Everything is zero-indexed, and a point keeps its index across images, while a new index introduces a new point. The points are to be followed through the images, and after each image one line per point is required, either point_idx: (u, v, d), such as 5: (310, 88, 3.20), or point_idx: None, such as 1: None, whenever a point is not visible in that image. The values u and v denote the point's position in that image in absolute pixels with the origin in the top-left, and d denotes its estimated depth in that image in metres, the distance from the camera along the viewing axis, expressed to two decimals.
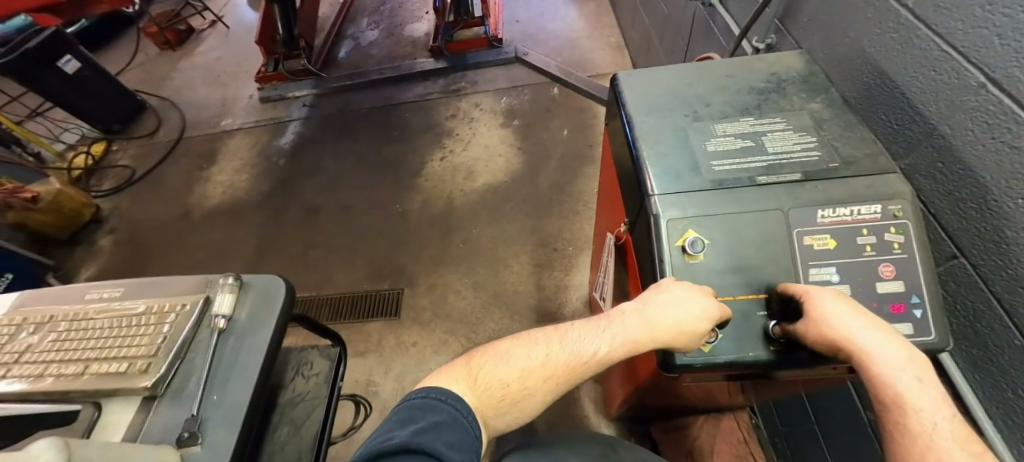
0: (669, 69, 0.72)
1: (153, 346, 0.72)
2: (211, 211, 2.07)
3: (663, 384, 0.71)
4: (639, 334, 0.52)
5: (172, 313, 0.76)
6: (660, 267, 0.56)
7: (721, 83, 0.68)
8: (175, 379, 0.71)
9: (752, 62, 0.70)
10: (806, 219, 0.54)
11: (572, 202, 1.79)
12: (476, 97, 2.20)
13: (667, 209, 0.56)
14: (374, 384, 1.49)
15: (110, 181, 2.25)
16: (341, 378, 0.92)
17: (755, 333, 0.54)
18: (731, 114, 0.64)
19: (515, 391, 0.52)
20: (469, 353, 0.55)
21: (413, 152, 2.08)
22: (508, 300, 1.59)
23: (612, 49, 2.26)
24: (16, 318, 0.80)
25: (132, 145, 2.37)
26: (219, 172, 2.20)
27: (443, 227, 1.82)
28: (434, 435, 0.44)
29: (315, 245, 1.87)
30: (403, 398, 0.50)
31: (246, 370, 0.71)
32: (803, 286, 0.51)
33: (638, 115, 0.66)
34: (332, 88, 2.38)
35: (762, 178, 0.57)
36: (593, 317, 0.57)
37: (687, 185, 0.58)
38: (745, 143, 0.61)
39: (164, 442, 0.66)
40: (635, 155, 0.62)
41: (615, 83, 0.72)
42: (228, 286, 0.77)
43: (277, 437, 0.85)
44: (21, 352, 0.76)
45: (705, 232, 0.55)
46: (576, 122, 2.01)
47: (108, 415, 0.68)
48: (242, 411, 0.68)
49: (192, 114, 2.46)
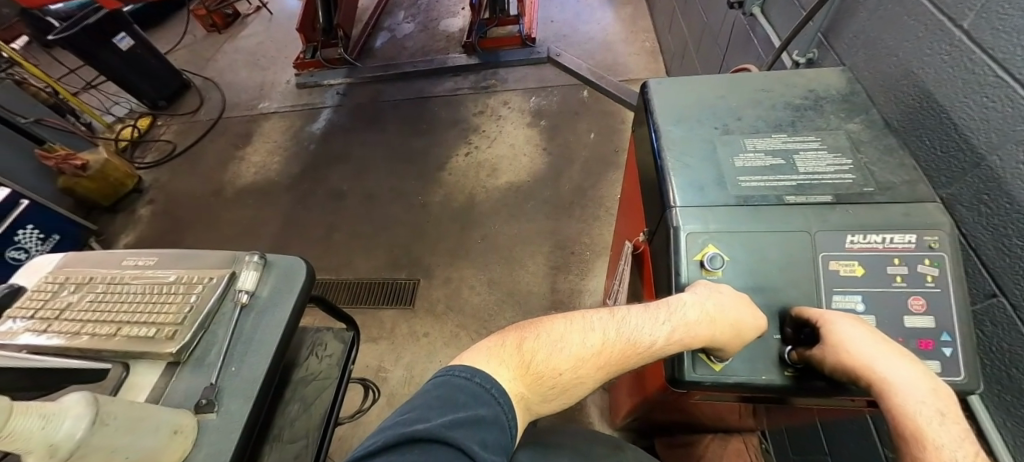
0: (702, 78, 0.70)
1: (180, 314, 0.74)
2: (242, 189, 2.13)
3: (671, 399, 0.69)
4: (703, 329, 0.47)
5: (199, 285, 0.77)
6: (676, 280, 0.54)
7: (755, 97, 0.66)
8: (197, 349, 0.72)
9: (790, 77, 0.68)
10: (833, 243, 0.52)
11: (593, 207, 1.77)
12: (505, 95, 2.20)
13: (688, 221, 0.55)
14: (383, 371, 1.51)
15: (152, 154, 2.33)
16: (352, 362, 0.93)
17: (770, 356, 0.52)
18: (762, 130, 0.62)
19: (566, 380, 0.47)
20: (517, 331, 0.50)
21: (439, 145, 2.09)
22: (521, 300, 1.58)
23: (646, 55, 2.22)
24: (59, 277, 0.84)
25: (175, 122, 2.46)
26: (253, 152, 2.26)
27: (463, 222, 1.82)
28: (472, 432, 0.40)
29: (338, 230, 1.90)
30: (447, 371, 0.46)
31: (263, 344, 0.72)
32: (821, 311, 0.50)
33: (666, 124, 0.65)
34: (365, 78, 2.41)
35: (789, 198, 0.55)
36: (652, 303, 0.51)
37: (711, 199, 0.56)
38: (774, 160, 0.59)
39: (183, 406, 0.67)
40: (659, 164, 0.61)
41: (645, 90, 0.71)
42: (253, 264, 0.78)
43: (287, 412, 0.86)
44: (60, 310, 0.79)
45: (725, 249, 0.54)
46: (604, 126, 1.99)
47: (134, 375, 0.71)
48: (256, 384, 0.69)
49: (231, 95, 2.53)
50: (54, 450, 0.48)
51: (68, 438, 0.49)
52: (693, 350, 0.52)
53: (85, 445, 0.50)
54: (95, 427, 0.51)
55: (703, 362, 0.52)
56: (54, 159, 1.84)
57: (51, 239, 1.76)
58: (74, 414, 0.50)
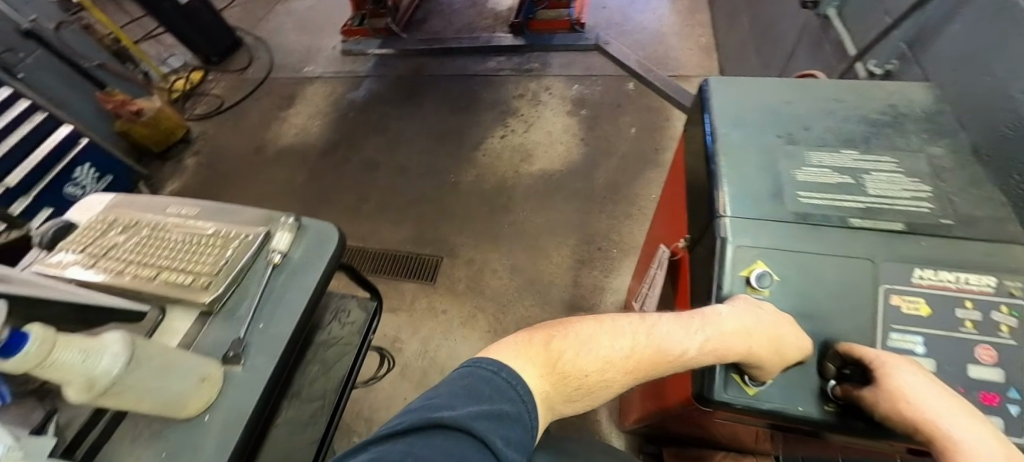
0: (768, 81, 0.66)
1: (216, 266, 0.75)
2: (282, 149, 2.17)
3: (692, 415, 0.66)
4: (739, 343, 0.44)
5: (235, 241, 0.78)
6: (717, 291, 0.51)
7: (826, 107, 0.61)
8: (229, 300, 0.74)
9: (868, 88, 0.62)
10: (897, 275, 0.48)
11: (626, 204, 1.72)
12: (548, 80, 2.15)
13: (736, 234, 0.52)
14: (399, 342, 1.54)
15: (201, 108, 2.40)
16: (373, 332, 0.93)
17: (810, 388, 0.48)
18: (832, 144, 0.57)
19: (592, 383, 0.44)
20: (545, 327, 0.46)
21: (476, 125, 2.08)
22: (543, 289, 1.57)
23: (700, 51, 2.11)
24: (108, 217, 0.86)
25: (225, 78, 2.52)
26: (295, 114, 2.29)
27: (492, 204, 1.81)
28: (497, 427, 0.37)
29: (368, 199, 1.93)
30: (472, 362, 0.42)
31: (291, 305, 0.73)
32: (876, 351, 0.46)
33: (723, 127, 0.61)
34: (409, 51, 2.40)
35: (855, 221, 0.51)
36: (685, 311, 0.47)
37: (766, 211, 0.53)
38: (842, 178, 0.54)
39: (212, 355, 0.69)
40: (712, 169, 0.58)
41: (703, 88, 0.67)
42: (288, 226, 0.80)
43: (307, 372, 0.88)
44: (106, 249, 0.81)
45: (776, 267, 0.50)
46: (646, 122, 1.92)
47: (169, 319, 0.73)
48: (282, 343, 0.70)
49: (279, 56, 2.56)
50: (93, 383, 0.49)
51: (106, 374, 0.50)
52: (726, 369, 0.49)
53: (120, 383, 0.51)
54: (131, 367, 0.52)
55: (735, 384, 0.49)
56: (113, 103, 1.94)
57: (106, 179, 1.84)
58: (112, 352, 0.51)
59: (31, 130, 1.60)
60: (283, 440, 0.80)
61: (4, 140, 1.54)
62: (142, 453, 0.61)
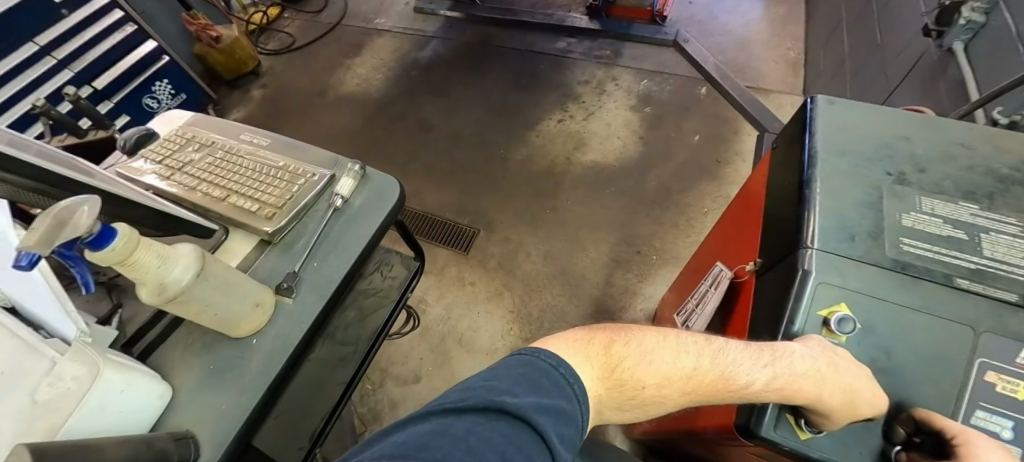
0: (885, 112, 0.61)
1: (281, 199, 0.77)
2: (344, 96, 2.21)
3: (719, 443, 0.64)
4: (809, 385, 0.42)
5: (302, 178, 0.80)
6: (789, 324, 0.48)
7: (949, 151, 0.55)
8: (290, 234, 0.76)
9: (1001, 138, 0.56)
10: (999, 351, 0.44)
11: (674, 212, 1.66)
12: (617, 71, 2.08)
13: (822, 271, 0.49)
14: (424, 303, 1.57)
15: (274, 43, 2.47)
16: (412, 291, 0.92)
17: (869, 447, 0.45)
18: (948, 192, 0.52)
19: (646, 396, 0.43)
20: (605, 330, 0.45)
21: (535, 105, 2.04)
22: (574, 281, 1.55)
23: (786, 65, 1.96)
24: (186, 134, 0.89)
25: (300, 18, 2.57)
26: (361, 64, 2.32)
27: (538, 187, 1.79)
28: (555, 423, 0.36)
29: (417, 159, 1.94)
30: (531, 351, 0.41)
31: (347, 250, 0.74)
32: (961, 427, 0.42)
33: (826, 154, 0.57)
34: (480, 18, 2.37)
35: (961, 281, 0.47)
36: (753, 342, 0.46)
37: (860, 252, 0.50)
38: (954, 232, 0.50)
39: (267, 282, 0.72)
40: (805, 195, 0.54)
41: (808, 107, 0.63)
42: (353, 172, 0.81)
43: (343, 317, 0.87)
44: (183, 164, 0.84)
45: (860, 313, 0.47)
46: (713, 131, 1.82)
47: (232, 241, 0.76)
48: (334, 285, 0.71)
49: (354, 4, 2.58)
50: (164, 288, 0.52)
51: (176, 282, 0.52)
52: (781, 409, 0.47)
53: (187, 293, 0.54)
54: (198, 280, 0.54)
55: (787, 425, 0.47)
56: (196, 26, 2.02)
57: (180, 97, 1.93)
58: (185, 263, 0.53)
59: (123, 40, 1.68)
60: (312, 379, 0.79)
61: (99, 44, 1.63)
62: (191, 362, 0.64)
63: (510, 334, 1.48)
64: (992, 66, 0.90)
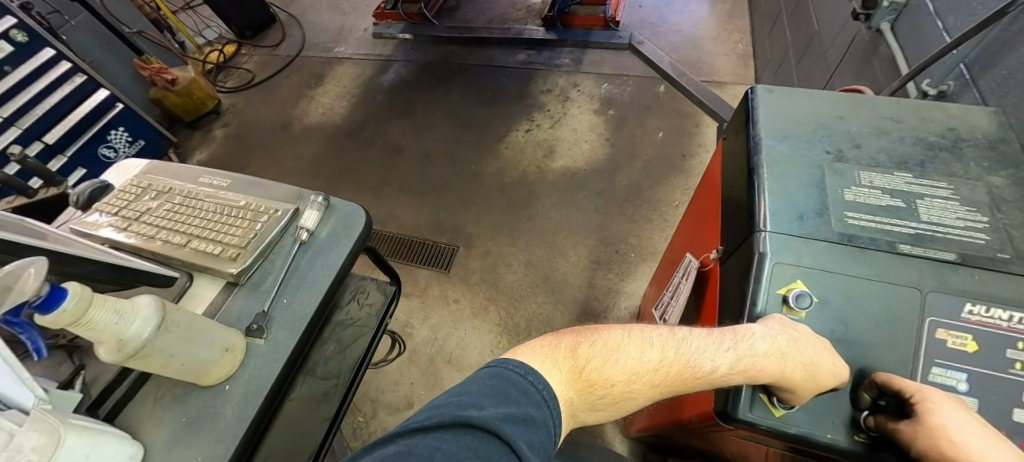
0: (819, 94, 0.64)
1: (245, 239, 0.75)
2: (308, 127, 2.19)
3: (709, 432, 0.64)
4: (771, 364, 0.43)
5: (264, 215, 0.79)
6: (751, 306, 0.50)
7: (882, 126, 0.59)
8: (256, 273, 0.75)
9: (928, 109, 0.59)
10: (946, 308, 0.46)
11: (647, 209, 1.69)
12: (578, 77, 2.12)
13: (778, 252, 0.51)
14: (410, 327, 1.55)
15: (233, 81, 2.44)
16: (390, 317, 0.90)
17: (840, 416, 0.47)
18: (883, 164, 0.55)
19: (617, 393, 0.44)
20: (573, 333, 0.46)
21: (502, 117, 2.06)
22: (556, 287, 1.56)
23: (736, 57, 2.04)
24: (143, 183, 0.88)
25: (258, 53, 2.55)
26: (323, 93, 2.31)
27: (513, 198, 1.80)
28: (523, 431, 0.36)
29: (389, 182, 1.94)
30: (501, 362, 0.42)
31: (315, 283, 0.73)
32: (919, 386, 0.44)
33: (770, 140, 0.59)
34: (439, 38, 2.40)
35: (904, 247, 0.49)
36: (716, 329, 0.47)
37: (810, 230, 0.52)
38: (892, 201, 0.52)
39: (235, 325, 0.70)
40: (754, 181, 0.57)
41: (750, 96, 0.65)
42: (317, 204, 0.80)
43: (321, 351, 0.84)
44: (139, 213, 0.82)
45: (816, 288, 0.49)
46: (675, 126, 1.87)
47: (196, 286, 0.74)
48: (305, 320, 0.70)
49: (312, 35, 2.58)
50: (123, 345, 0.50)
51: (135, 336, 0.51)
52: (753, 389, 0.48)
53: (149, 346, 0.52)
54: (159, 332, 0.53)
55: (761, 405, 0.48)
56: (149, 70, 1.97)
57: (138, 144, 1.88)
58: (144, 315, 0.52)
59: (73, 91, 1.64)
60: (293, 418, 0.77)
61: (47, 98, 1.58)
62: (163, 416, 0.62)
63: (499, 347, 1.48)
64: (918, 43, 0.96)
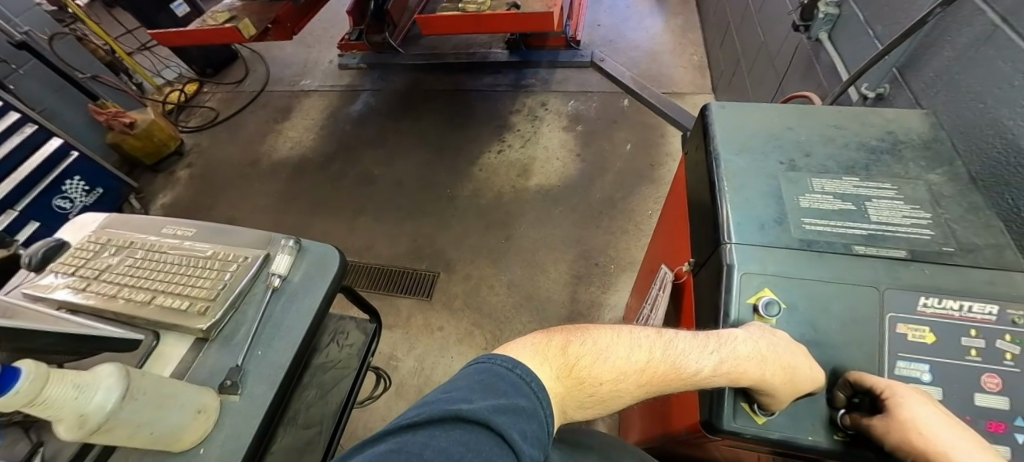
0: (768, 107, 0.67)
1: (214, 290, 0.74)
2: (277, 163, 2.16)
3: (699, 442, 0.64)
4: (753, 366, 0.45)
5: (234, 263, 0.77)
6: (724, 319, 0.51)
7: (828, 133, 0.62)
8: (228, 325, 0.73)
9: (867, 115, 0.63)
10: (903, 304, 0.49)
11: (622, 220, 1.72)
12: (544, 96, 2.16)
13: (744, 262, 0.53)
14: (395, 359, 1.53)
15: (196, 119, 2.40)
16: (372, 356, 0.89)
17: (818, 417, 0.48)
18: (833, 170, 0.58)
19: (605, 392, 0.45)
20: (563, 331, 0.47)
21: (472, 140, 2.09)
22: (541, 305, 1.56)
23: (693, 69, 2.12)
24: (102, 238, 0.85)
25: (221, 90, 2.52)
26: (291, 127, 2.29)
27: (490, 219, 1.81)
28: (513, 420, 0.37)
29: (364, 213, 1.92)
30: (487, 358, 0.42)
31: (292, 328, 0.72)
32: (887, 382, 0.46)
33: (727, 154, 0.62)
34: (405, 66, 2.42)
35: (858, 248, 0.52)
36: (699, 332, 0.49)
37: (772, 238, 0.54)
38: (844, 205, 0.55)
39: (208, 383, 0.67)
40: (716, 194, 0.59)
41: (705, 113, 0.68)
42: (289, 248, 0.79)
43: (303, 397, 0.82)
44: (100, 271, 0.79)
45: (783, 295, 0.51)
46: (642, 138, 1.93)
47: (163, 345, 0.71)
48: (283, 369, 0.68)
49: (276, 70, 2.57)
50: (84, 421, 0.48)
51: (98, 409, 0.49)
52: (735, 397, 0.49)
53: (114, 419, 0.50)
54: (125, 401, 0.51)
55: (744, 413, 0.49)
56: (105, 115, 1.92)
57: (95, 193, 1.82)
58: (106, 385, 0.50)
59: (22, 142, 1.59)
60: None
61: None
62: None
63: None
64: (854, 48, 1.02)
